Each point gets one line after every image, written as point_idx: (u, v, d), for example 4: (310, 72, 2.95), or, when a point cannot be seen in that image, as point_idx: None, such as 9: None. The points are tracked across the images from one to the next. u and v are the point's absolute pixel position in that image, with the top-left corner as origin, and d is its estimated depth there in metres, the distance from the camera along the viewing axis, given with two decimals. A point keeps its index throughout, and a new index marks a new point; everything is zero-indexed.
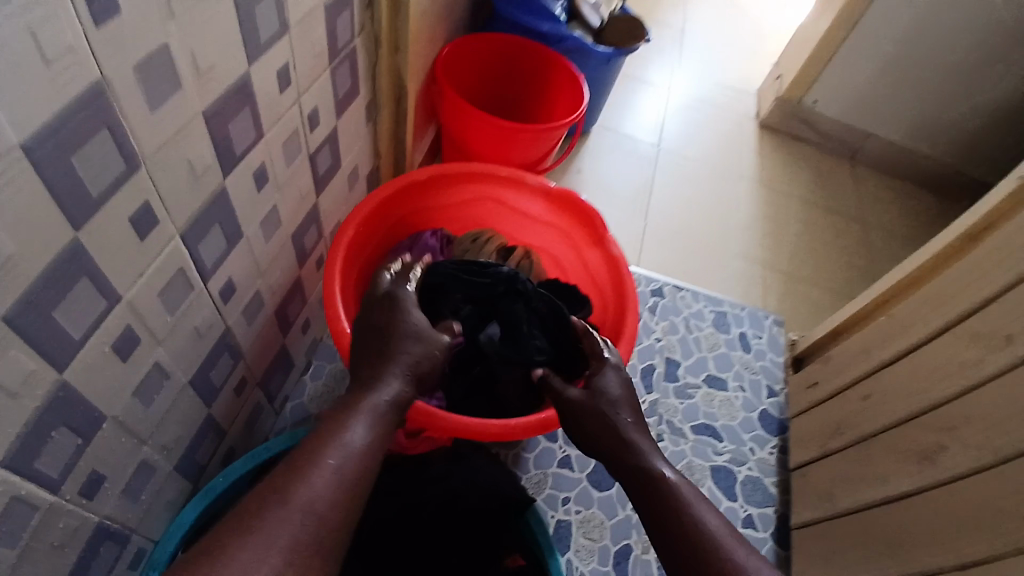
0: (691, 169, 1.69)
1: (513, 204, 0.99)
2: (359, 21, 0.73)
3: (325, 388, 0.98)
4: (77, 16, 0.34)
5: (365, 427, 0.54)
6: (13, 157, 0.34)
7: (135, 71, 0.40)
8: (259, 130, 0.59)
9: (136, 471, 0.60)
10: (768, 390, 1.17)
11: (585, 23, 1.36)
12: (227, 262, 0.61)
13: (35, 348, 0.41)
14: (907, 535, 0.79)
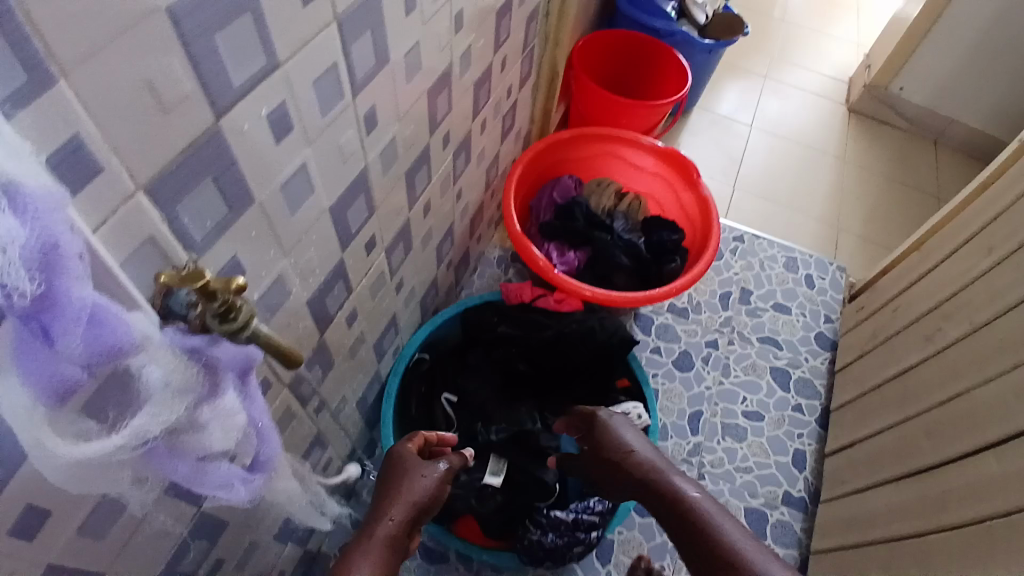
0: (778, 146, 1.96)
1: (629, 158, 1.35)
2: (539, 26, 1.11)
3: (488, 283, 1.40)
4: (452, 30, 0.74)
5: (391, 527, 0.67)
6: (424, 95, 0.73)
7: (459, 56, 0.80)
8: (487, 94, 0.98)
9: (409, 294, 1.02)
10: (825, 318, 1.46)
11: (693, 20, 1.67)
12: (461, 173, 1.03)
13: (405, 194, 0.81)
14: (906, 394, 1.10)
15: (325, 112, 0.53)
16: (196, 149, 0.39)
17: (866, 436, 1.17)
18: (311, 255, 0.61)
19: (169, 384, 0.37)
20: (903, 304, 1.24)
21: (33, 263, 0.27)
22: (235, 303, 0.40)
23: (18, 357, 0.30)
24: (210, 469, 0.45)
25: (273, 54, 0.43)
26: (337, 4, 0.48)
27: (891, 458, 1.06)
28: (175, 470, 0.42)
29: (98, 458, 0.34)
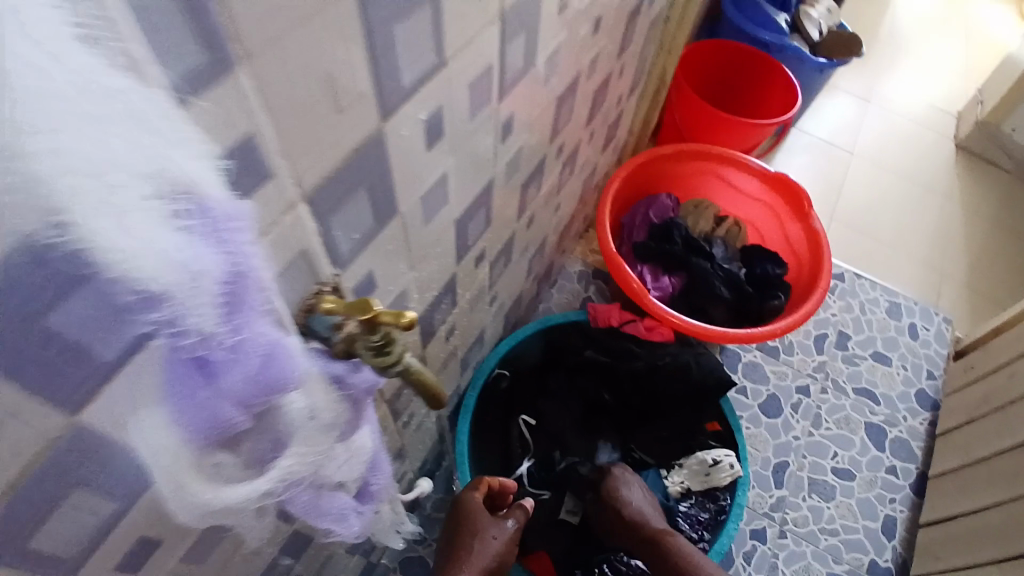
0: (881, 177, 1.82)
1: (732, 181, 1.26)
2: (658, 33, 1.02)
3: (567, 299, 1.31)
4: (590, 36, 0.68)
5: None
6: (552, 104, 0.68)
7: (589, 63, 0.74)
8: (602, 103, 0.92)
9: (497, 307, 0.96)
10: (928, 373, 1.33)
11: (806, 36, 1.51)
12: (564, 185, 0.97)
13: (517, 207, 0.76)
14: (1019, 468, 0.98)
15: (472, 117, 0.48)
16: (357, 157, 0.35)
17: (969, 512, 1.05)
18: (431, 269, 0.56)
19: (317, 419, 0.33)
20: (1020, 369, 1.11)
21: (223, 294, 0.23)
22: (392, 337, 0.34)
23: (173, 392, 0.26)
24: (332, 503, 0.42)
25: (440, 53, 0.38)
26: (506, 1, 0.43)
27: (999, 540, 0.95)
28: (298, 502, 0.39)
29: (236, 505, 0.31)
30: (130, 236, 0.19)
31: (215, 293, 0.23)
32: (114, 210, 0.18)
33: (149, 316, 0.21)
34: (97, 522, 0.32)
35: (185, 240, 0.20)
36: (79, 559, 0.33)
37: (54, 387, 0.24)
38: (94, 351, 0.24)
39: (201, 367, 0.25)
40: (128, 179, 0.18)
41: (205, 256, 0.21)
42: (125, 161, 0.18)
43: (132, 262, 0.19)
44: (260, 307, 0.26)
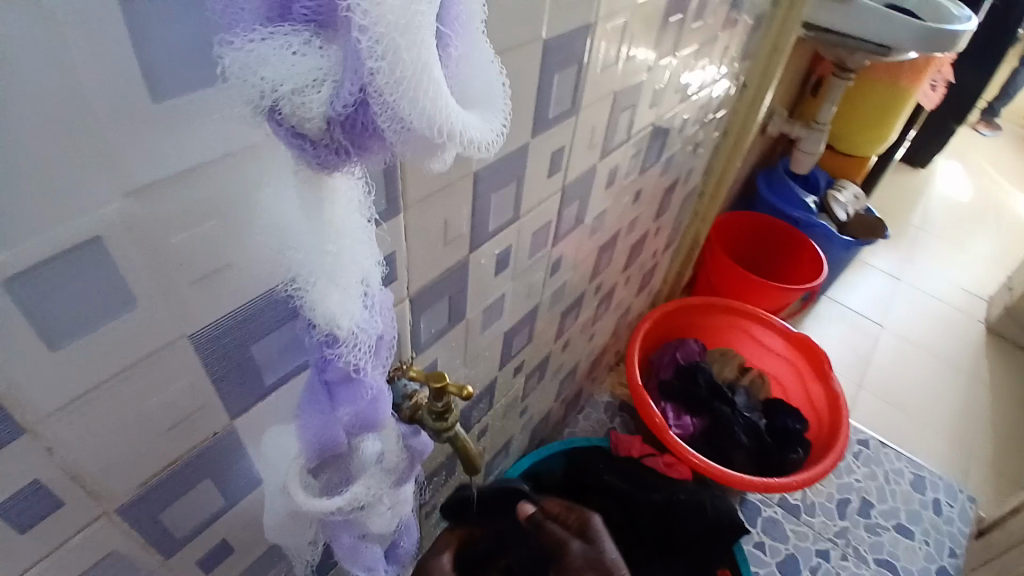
0: (908, 352, 1.88)
1: (758, 337, 1.36)
2: (693, 203, 1.19)
3: (591, 426, 1.37)
4: (632, 201, 0.83)
5: None
6: (596, 251, 0.82)
7: (630, 222, 0.89)
8: (639, 254, 1.06)
9: (526, 419, 1.05)
10: (951, 551, 1.30)
11: (833, 216, 1.67)
12: (599, 318, 1.09)
13: (556, 330, 0.88)
14: None
15: (531, 255, 0.62)
16: (447, 275, 0.48)
17: None
18: (478, 369, 0.68)
19: (382, 462, 0.43)
20: None
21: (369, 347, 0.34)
22: (451, 406, 0.45)
23: (306, 411, 0.35)
24: (367, 551, 0.47)
25: (516, 211, 0.53)
26: (566, 178, 0.58)
27: None
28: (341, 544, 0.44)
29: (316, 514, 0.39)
30: (335, 309, 0.30)
31: (368, 346, 0.33)
32: (336, 291, 0.30)
33: (323, 348, 0.33)
34: (205, 515, 0.39)
35: (363, 310, 0.32)
36: (176, 547, 0.39)
37: (236, 390, 0.35)
38: (265, 370, 0.36)
39: (331, 396, 0.35)
40: (350, 279, 0.30)
41: (369, 322, 0.33)
42: (350, 273, 0.30)
43: (338, 317, 0.30)
44: (381, 362, 0.37)
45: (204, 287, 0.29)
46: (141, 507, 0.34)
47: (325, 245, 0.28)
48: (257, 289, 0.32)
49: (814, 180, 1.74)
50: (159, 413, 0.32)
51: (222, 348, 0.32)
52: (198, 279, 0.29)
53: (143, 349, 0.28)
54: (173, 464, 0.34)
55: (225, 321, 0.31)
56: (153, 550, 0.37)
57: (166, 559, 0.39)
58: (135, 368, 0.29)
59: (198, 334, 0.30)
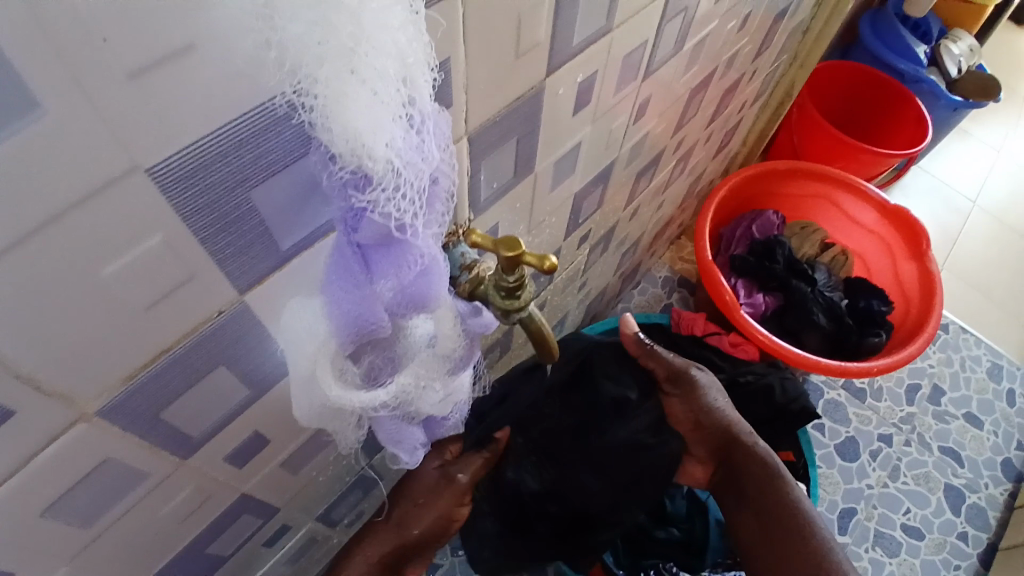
0: (1004, 236, 1.58)
1: (846, 209, 1.19)
2: (793, 44, 0.98)
3: (647, 302, 1.28)
4: (737, 30, 0.66)
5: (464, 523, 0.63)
6: (684, 96, 0.67)
7: (727, 60, 0.72)
8: (728, 104, 0.89)
9: (583, 294, 0.96)
10: (1018, 443, 1.17)
11: (943, 72, 1.37)
12: (672, 183, 0.95)
13: (627, 195, 0.76)
14: None
15: (618, 89, 0.48)
16: (517, 107, 0.36)
17: None
18: (542, 236, 0.57)
19: (436, 350, 0.34)
20: None
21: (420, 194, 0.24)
22: (525, 280, 0.34)
23: (333, 281, 0.26)
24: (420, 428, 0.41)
25: (611, 18, 0.39)
26: None
27: None
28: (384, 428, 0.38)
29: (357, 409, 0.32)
30: (363, 122, 0.20)
31: (416, 193, 0.24)
32: (361, 93, 0.20)
33: (356, 195, 0.23)
34: (225, 411, 0.33)
35: (407, 132, 0.22)
36: (195, 446, 0.34)
37: (238, 253, 0.26)
38: (277, 229, 0.26)
39: (367, 265, 0.26)
40: (381, 75, 0.20)
41: (418, 156, 0.23)
42: (385, 67, 0.20)
43: (370, 138, 0.20)
44: (437, 222, 0.26)
45: (146, 88, 0.18)
46: (134, 408, 0.28)
47: (330, 5, 0.18)
48: (251, 104, 0.21)
49: (924, 26, 1.38)
50: (132, 291, 0.23)
51: (209, 192, 0.22)
52: (137, 74, 0.18)
53: (74, 191, 0.19)
54: (168, 354, 0.27)
55: (204, 150, 0.21)
56: (166, 449, 0.32)
57: (185, 459, 0.34)
58: (62, 221, 0.19)
59: (160, 168, 0.20)
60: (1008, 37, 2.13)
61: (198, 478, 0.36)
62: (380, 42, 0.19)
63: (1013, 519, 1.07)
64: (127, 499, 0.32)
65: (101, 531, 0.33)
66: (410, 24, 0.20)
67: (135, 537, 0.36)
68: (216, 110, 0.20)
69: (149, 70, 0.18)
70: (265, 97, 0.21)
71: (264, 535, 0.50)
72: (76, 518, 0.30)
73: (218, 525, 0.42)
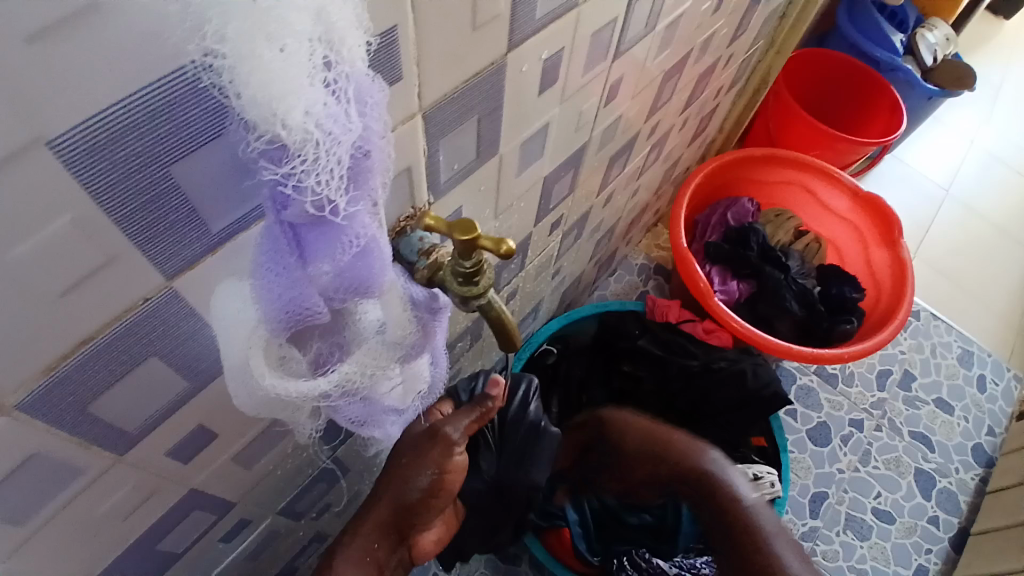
0: (975, 224, 1.60)
1: (821, 197, 1.19)
2: (770, 30, 0.97)
3: (623, 289, 1.27)
4: (710, 12, 0.65)
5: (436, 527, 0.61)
6: (657, 80, 0.66)
7: (701, 44, 0.70)
8: (704, 88, 0.88)
9: (558, 281, 0.95)
10: (989, 429, 1.19)
11: (919, 60, 1.38)
12: (647, 169, 0.94)
13: (600, 180, 0.74)
14: None
15: (588, 69, 0.47)
16: (475, 85, 0.34)
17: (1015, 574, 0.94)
18: (511, 222, 0.56)
19: (386, 336, 0.33)
20: None
21: (347, 168, 0.22)
22: (483, 265, 0.32)
23: (263, 264, 0.24)
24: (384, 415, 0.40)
25: None
26: None
27: None
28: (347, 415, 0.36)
29: (296, 399, 0.30)
30: (275, 86, 0.18)
31: (342, 166, 0.21)
32: (270, 51, 0.18)
33: (274, 168, 0.21)
34: (163, 403, 0.31)
35: (330, 97, 0.20)
36: (132, 441, 0.32)
37: (163, 236, 0.24)
38: (206, 212, 0.24)
39: (299, 246, 0.24)
40: (292, 30, 0.18)
41: (343, 125, 0.20)
42: (294, 20, 0.18)
43: (285, 104, 0.18)
44: (373, 198, 0.24)
45: (49, 53, 0.16)
46: (54, 404, 0.26)
47: None
48: (164, 71, 0.19)
49: (900, 14, 1.38)
50: (39, 278, 0.21)
51: (118, 167, 0.20)
52: (40, 37, 0.16)
53: None
54: (89, 344, 0.25)
55: (109, 124, 0.19)
56: (98, 445, 0.30)
57: (123, 454, 0.32)
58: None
59: (65, 139, 0.18)
60: (980, 28, 2.15)
61: (138, 474, 0.34)
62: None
63: (984, 505, 1.09)
64: (59, 497, 0.30)
65: (32, 533, 0.31)
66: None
67: (71, 538, 0.34)
68: (128, 77, 0.18)
69: (49, 33, 0.16)
70: (179, 63, 0.19)
71: (220, 530, 0.48)
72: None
73: (167, 522, 0.41)
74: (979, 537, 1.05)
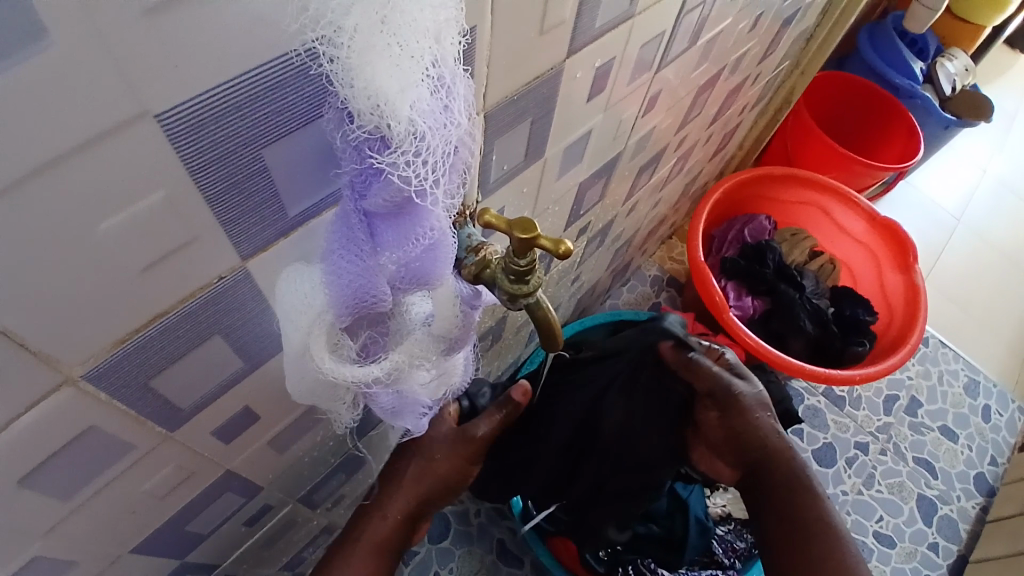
0: (987, 255, 1.61)
1: (837, 219, 1.20)
2: (796, 51, 0.98)
3: (635, 300, 1.27)
4: (746, 31, 0.66)
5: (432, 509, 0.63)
6: (691, 94, 0.66)
7: (734, 61, 0.71)
8: (730, 105, 0.88)
9: (575, 288, 0.95)
10: (991, 458, 1.19)
11: (938, 88, 1.39)
12: (669, 182, 0.94)
13: (626, 190, 0.75)
14: None
15: (632, 80, 0.48)
16: (532, 89, 0.35)
17: None
18: (543, 226, 0.56)
19: (432, 329, 0.33)
20: None
21: (439, 163, 0.23)
22: (535, 265, 0.33)
23: (336, 250, 0.25)
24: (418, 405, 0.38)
25: (633, 4, 0.38)
26: None
27: None
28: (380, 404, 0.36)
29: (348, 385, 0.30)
30: (388, 80, 0.19)
31: (438, 161, 0.22)
32: (390, 48, 0.19)
33: (375, 156, 0.22)
34: (215, 383, 0.32)
35: (433, 95, 0.21)
36: (183, 419, 0.32)
37: (246, 218, 0.25)
38: (287, 196, 0.25)
39: (374, 234, 0.25)
40: (410, 29, 0.19)
41: (442, 122, 0.22)
42: (420, 20, 0.19)
43: (397, 98, 0.20)
44: (452, 194, 0.25)
45: (169, 26, 0.17)
46: (120, 375, 0.26)
47: None
48: (272, 54, 0.20)
49: (923, 42, 1.39)
50: (128, 248, 0.22)
51: (218, 147, 0.21)
52: (156, 10, 0.17)
53: (68, 137, 0.17)
54: (161, 320, 0.26)
55: (216, 103, 0.20)
56: (150, 421, 0.30)
57: (171, 432, 0.32)
58: (50, 170, 0.18)
59: (170, 117, 0.19)
60: (999, 61, 2.17)
61: (183, 453, 0.35)
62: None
63: (984, 533, 1.09)
64: (110, 470, 0.31)
65: (80, 503, 0.31)
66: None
67: (110, 512, 0.34)
68: (235, 60, 0.19)
69: (168, 7, 0.17)
70: (288, 49, 0.20)
71: (244, 515, 0.49)
72: (53, 490, 0.29)
73: (197, 503, 0.41)
74: (977, 565, 1.05)
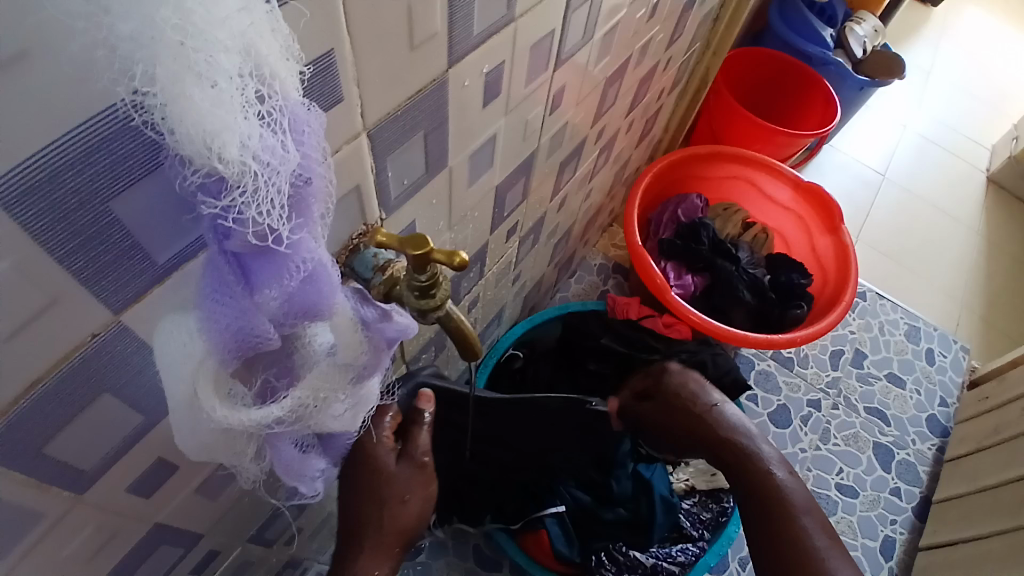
0: (913, 206, 1.69)
1: (765, 188, 1.24)
2: (706, 31, 1.01)
3: (583, 289, 1.29)
4: (647, 16, 0.67)
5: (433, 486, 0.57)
6: (600, 85, 0.67)
7: (641, 46, 0.72)
8: (647, 89, 0.90)
9: (518, 287, 0.96)
10: (941, 400, 1.26)
11: (849, 53, 1.45)
12: (597, 172, 0.96)
13: (551, 186, 0.76)
14: None
15: (530, 80, 0.48)
16: (417, 104, 0.35)
17: (976, 536, 1.00)
18: (466, 231, 0.56)
19: (336, 359, 0.32)
20: None
21: (287, 195, 0.23)
22: (438, 278, 0.33)
23: (208, 296, 0.24)
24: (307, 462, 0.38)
25: (512, 8, 0.38)
26: None
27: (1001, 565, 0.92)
28: (281, 458, 0.35)
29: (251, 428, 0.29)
30: (210, 122, 0.19)
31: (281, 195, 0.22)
32: (202, 91, 0.18)
33: (213, 201, 0.21)
34: (118, 439, 0.31)
35: (263, 130, 0.21)
36: (90, 480, 0.31)
37: (102, 275, 0.24)
38: (143, 248, 0.24)
39: (244, 275, 0.24)
40: (222, 68, 0.18)
41: (281, 155, 0.21)
42: (223, 61, 0.18)
43: (219, 139, 0.19)
44: (315, 224, 0.25)
45: None
46: (8, 447, 0.25)
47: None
48: (93, 111, 0.19)
49: (830, 10, 1.45)
50: None
51: (53, 210, 0.20)
52: None
53: None
54: (37, 388, 0.24)
55: (39, 169, 0.19)
56: (59, 488, 0.29)
57: (81, 495, 0.31)
58: None
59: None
60: (908, 20, 2.27)
61: (99, 516, 0.34)
62: (215, 36, 0.18)
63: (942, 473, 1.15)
64: (19, 546, 0.30)
65: None
66: (257, 13, 0.19)
67: None
68: (59, 118, 0.19)
69: None
70: (109, 103, 0.20)
71: (188, 564, 0.47)
72: None
73: (132, 562, 0.40)
74: (938, 505, 1.11)
